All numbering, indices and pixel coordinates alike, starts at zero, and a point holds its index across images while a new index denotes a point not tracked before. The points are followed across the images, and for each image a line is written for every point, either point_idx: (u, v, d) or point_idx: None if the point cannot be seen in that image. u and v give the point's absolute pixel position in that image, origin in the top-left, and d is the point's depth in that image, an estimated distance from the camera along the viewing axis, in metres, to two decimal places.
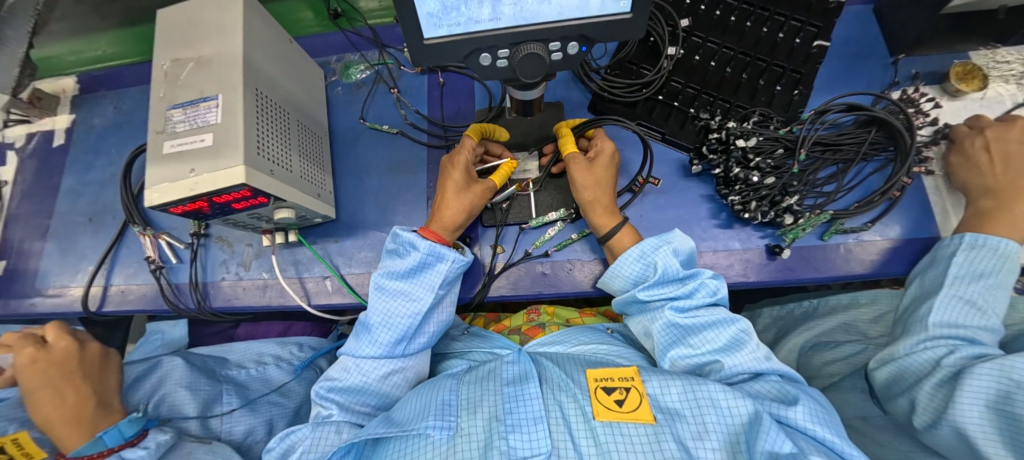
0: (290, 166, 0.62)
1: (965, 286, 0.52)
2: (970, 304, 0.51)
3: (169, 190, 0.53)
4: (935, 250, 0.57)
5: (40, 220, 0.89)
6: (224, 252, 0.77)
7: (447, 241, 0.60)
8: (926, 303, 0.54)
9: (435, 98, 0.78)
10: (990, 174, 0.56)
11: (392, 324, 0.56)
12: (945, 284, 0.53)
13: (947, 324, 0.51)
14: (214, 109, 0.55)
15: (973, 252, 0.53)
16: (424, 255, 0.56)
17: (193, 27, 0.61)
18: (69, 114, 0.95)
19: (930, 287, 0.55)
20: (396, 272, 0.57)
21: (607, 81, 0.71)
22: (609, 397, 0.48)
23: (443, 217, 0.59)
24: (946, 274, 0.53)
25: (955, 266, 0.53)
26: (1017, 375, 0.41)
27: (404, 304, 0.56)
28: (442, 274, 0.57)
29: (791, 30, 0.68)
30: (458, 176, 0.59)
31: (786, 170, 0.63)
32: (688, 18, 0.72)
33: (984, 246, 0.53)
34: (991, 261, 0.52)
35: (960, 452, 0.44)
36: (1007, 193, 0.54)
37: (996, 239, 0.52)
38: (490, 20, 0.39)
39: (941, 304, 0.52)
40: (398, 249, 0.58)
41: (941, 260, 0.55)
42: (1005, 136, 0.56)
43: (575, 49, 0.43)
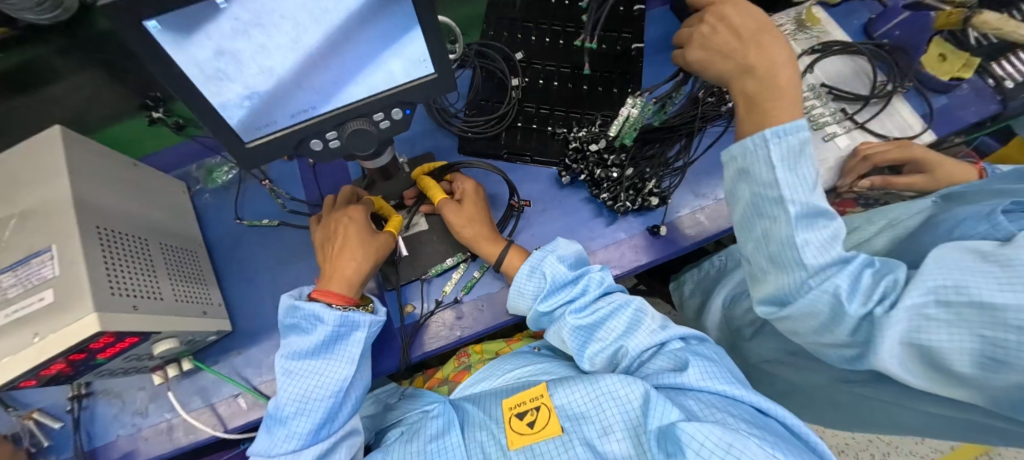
0: (160, 294, 0.58)
1: (797, 191, 0.43)
2: (817, 212, 0.43)
3: (10, 365, 0.48)
4: (738, 164, 0.47)
5: None
6: (113, 406, 0.69)
7: (352, 298, 0.58)
8: (777, 229, 0.44)
9: (310, 180, 0.78)
10: (730, 55, 0.50)
11: (310, 407, 0.53)
12: (787, 204, 0.42)
13: (817, 250, 0.42)
14: (49, 263, 0.51)
15: (779, 148, 0.43)
16: (335, 327, 0.54)
17: (7, 182, 0.56)
18: None
19: (768, 205, 0.44)
20: (305, 350, 0.54)
21: (467, 123, 0.76)
22: (521, 422, 0.49)
23: (343, 277, 0.58)
24: (779, 190, 0.43)
25: (778, 168, 0.43)
26: (979, 309, 0.34)
27: (321, 382, 0.54)
28: (359, 342, 0.55)
29: (610, 41, 0.81)
30: (355, 235, 0.59)
31: (625, 150, 0.71)
32: (522, 51, 0.80)
33: (787, 132, 0.43)
34: (795, 146, 0.43)
35: (921, 372, 0.39)
36: (762, 67, 0.47)
37: (795, 130, 0.43)
38: (305, 109, 0.42)
39: (795, 227, 0.42)
40: (300, 324, 0.56)
41: (758, 180, 0.45)
42: (727, 17, 0.50)
43: (399, 114, 0.46)
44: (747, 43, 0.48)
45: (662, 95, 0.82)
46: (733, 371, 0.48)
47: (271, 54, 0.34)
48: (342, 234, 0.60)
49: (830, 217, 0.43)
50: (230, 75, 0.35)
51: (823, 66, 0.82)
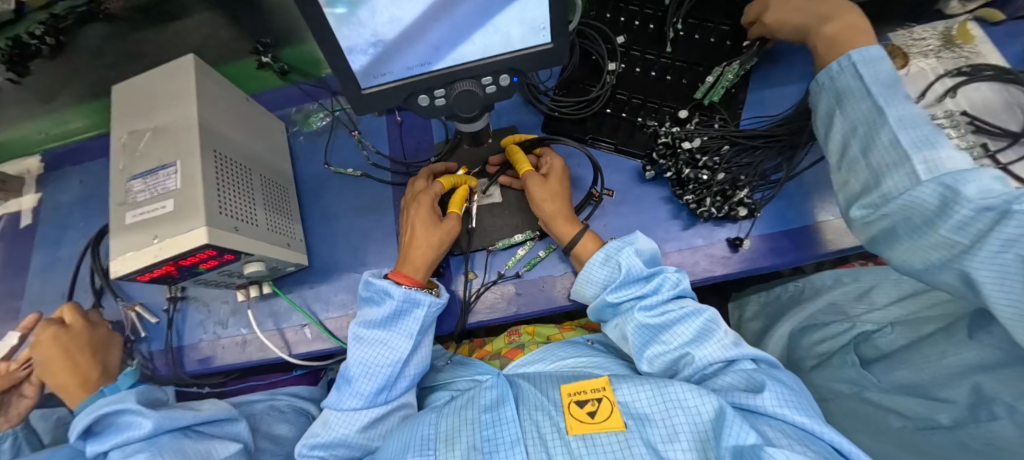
0: (256, 220, 0.64)
1: (889, 96, 0.47)
2: (911, 115, 0.45)
3: (135, 259, 0.54)
4: (832, 91, 0.53)
5: (10, 303, 0.89)
6: (200, 312, 0.77)
7: (420, 280, 0.60)
8: (872, 131, 0.47)
9: (395, 137, 0.81)
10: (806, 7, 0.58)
11: (372, 373, 0.56)
12: (882, 104, 0.47)
13: (917, 137, 0.43)
14: (173, 175, 0.56)
15: (867, 69, 0.49)
16: (401, 302, 0.56)
17: (148, 99, 0.63)
18: (35, 194, 0.96)
19: (861, 113, 0.49)
20: (373, 321, 0.57)
21: (555, 102, 0.74)
22: (582, 410, 0.49)
23: (414, 261, 0.60)
24: (872, 101, 0.48)
25: (871, 86, 0.48)
26: None
27: (383, 353, 0.56)
28: (421, 319, 0.57)
29: (721, 35, 0.74)
30: (421, 228, 0.60)
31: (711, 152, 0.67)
32: (624, 36, 0.76)
33: (874, 58, 0.49)
34: (885, 68, 0.49)
35: None
36: (838, 14, 0.56)
37: (875, 52, 0.50)
38: (421, 64, 0.43)
39: (891, 119, 0.45)
40: (371, 296, 0.58)
41: (848, 97, 0.50)
42: None
43: (507, 81, 0.46)
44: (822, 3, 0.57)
45: (767, 101, 0.76)
46: (813, 406, 0.44)
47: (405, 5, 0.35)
48: (411, 224, 0.62)
49: (928, 121, 0.44)
50: (363, 22, 0.36)
51: (968, 91, 0.71)
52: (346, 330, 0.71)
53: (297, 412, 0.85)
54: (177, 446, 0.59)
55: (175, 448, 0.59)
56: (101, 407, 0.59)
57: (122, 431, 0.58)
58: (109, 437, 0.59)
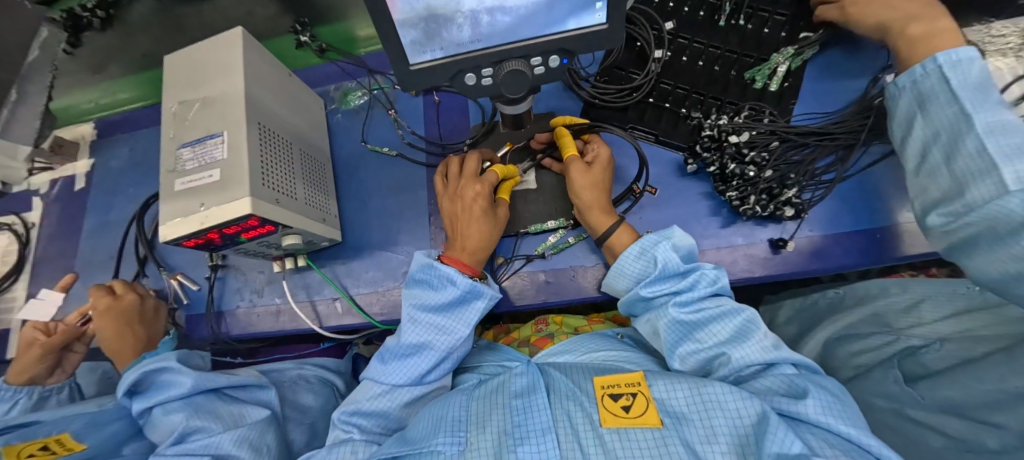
0: (295, 194, 0.65)
1: (980, 99, 0.43)
2: (1006, 121, 0.41)
3: (182, 225, 0.56)
4: (912, 95, 0.49)
5: (65, 261, 0.94)
6: (238, 280, 0.80)
7: (474, 270, 0.61)
8: (957, 141, 0.43)
9: (432, 118, 0.80)
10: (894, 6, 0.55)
11: (426, 354, 0.58)
12: (970, 110, 0.43)
13: (1009, 143, 0.39)
14: (221, 146, 0.58)
15: (955, 73, 0.45)
16: (464, 291, 0.57)
17: (197, 69, 0.64)
18: (88, 159, 1.00)
19: (945, 120, 0.45)
20: (433, 304, 0.58)
21: (596, 89, 0.72)
22: (615, 404, 0.49)
23: (466, 250, 0.61)
24: (958, 107, 0.44)
25: (959, 89, 0.44)
26: None
27: (440, 336, 0.57)
28: (480, 311, 0.58)
29: (776, 25, 0.72)
30: (480, 222, 0.60)
31: (761, 147, 0.63)
32: (672, 22, 0.74)
33: (962, 61, 0.45)
34: (978, 70, 0.44)
35: None
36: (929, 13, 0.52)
37: (967, 51, 0.45)
38: (471, 41, 0.42)
39: (978, 126, 0.42)
40: (432, 280, 0.59)
41: (930, 102, 0.46)
42: None
43: (556, 63, 0.45)
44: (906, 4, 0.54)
45: (821, 98, 0.72)
46: (859, 417, 0.42)
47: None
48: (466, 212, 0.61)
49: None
50: None
51: None
52: (375, 307, 0.72)
53: (323, 383, 0.88)
54: (212, 409, 0.62)
55: (209, 410, 0.62)
56: (146, 364, 0.62)
57: (164, 391, 0.62)
58: (152, 395, 0.63)
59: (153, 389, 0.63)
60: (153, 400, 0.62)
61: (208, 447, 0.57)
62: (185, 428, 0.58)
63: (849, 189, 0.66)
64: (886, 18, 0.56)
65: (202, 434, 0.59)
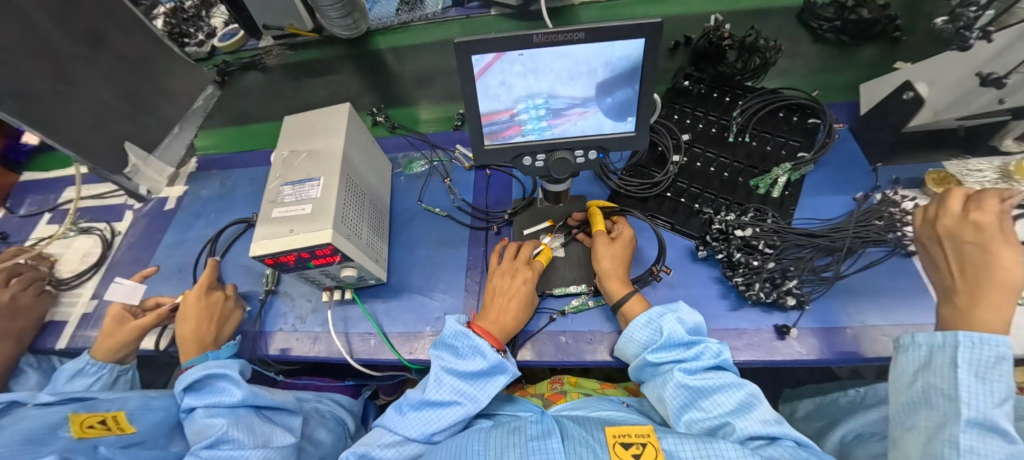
0: (360, 233, 0.77)
1: (977, 397, 0.46)
2: (994, 429, 0.45)
3: (270, 245, 0.67)
4: (916, 356, 0.53)
5: (137, 268, 1.07)
6: (286, 305, 0.89)
7: (500, 342, 0.66)
8: (942, 426, 0.47)
9: (481, 188, 0.95)
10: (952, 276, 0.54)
11: (441, 416, 0.62)
12: (962, 401, 0.47)
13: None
14: (316, 187, 0.72)
15: (967, 357, 0.48)
16: (491, 365, 0.63)
17: (309, 130, 0.81)
18: (182, 186, 1.19)
19: (939, 402, 0.49)
20: (458, 372, 0.63)
21: (623, 181, 0.86)
22: (627, 452, 0.54)
23: (504, 330, 0.67)
24: (958, 396, 0.47)
25: (963, 375, 0.47)
26: None
27: (459, 402, 0.62)
28: (499, 385, 0.64)
29: (776, 145, 0.87)
30: (518, 301, 0.69)
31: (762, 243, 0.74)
32: (689, 134, 0.90)
33: (983, 349, 0.47)
34: (988, 365, 0.47)
35: None
36: (964, 296, 0.52)
37: (993, 339, 0.47)
38: (533, 133, 0.56)
39: (961, 428, 0.45)
40: (461, 348, 0.65)
41: (936, 378, 0.50)
42: (967, 235, 0.54)
43: (594, 155, 0.58)
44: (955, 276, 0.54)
45: (819, 207, 0.83)
46: None
47: (548, 98, 0.52)
48: (501, 291, 0.71)
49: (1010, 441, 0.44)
50: (501, 99, 0.52)
51: None
52: (404, 344, 0.79)
53: (335, 419, 0.90)
54: (251, 424, 0.66)
55: (247, 423, 0.66)
56: (212, 366, 0.70)
57: (215, 394, 0.69)
58: (203, 395, 0.69)
59: (206, 390, 0.70)
60: (203, 400, 0.68)
61: None
62: (223, 435, 0.63)
63: (849, 289, 0.74)
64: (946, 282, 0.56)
65: (234, 445, 0.63)
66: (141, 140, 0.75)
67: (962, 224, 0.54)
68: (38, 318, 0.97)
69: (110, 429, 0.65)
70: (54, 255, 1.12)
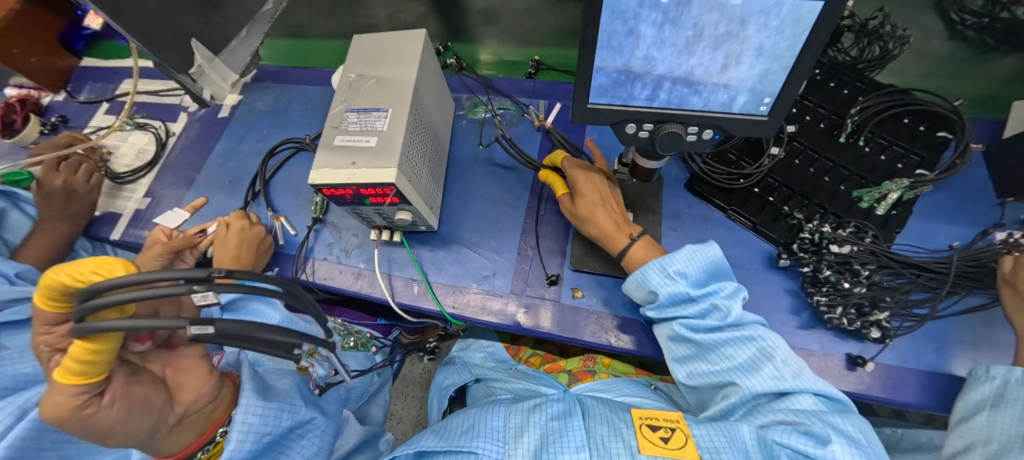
0: (420, 177, 0.72)
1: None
2: None
3: (331, 174, 0.63)
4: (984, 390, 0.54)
5: (188, 172, 1.07)
6: (332, 236, 0.88)
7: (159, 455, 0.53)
8: (1004, 455, 0.49)
9: (547, 148, 0.88)
10: None
11: None
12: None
13: None
14: (383, 119, 0.66)
15: None
16: None
17: (380, 53, 0.74)
18: (237, 95, 1.15)
19: (1004, 435, 0.51)
20: None
21: (708, 166, 0.77)
22: (654, 434, 0.54)
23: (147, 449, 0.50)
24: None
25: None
26: None
27: None
28: None
29: (894, 155, 0.76)
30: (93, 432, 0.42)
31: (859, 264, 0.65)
32: (794, 126, 0.80)
33: None
34: None
35: None
36: None
37: None
38: (647, 98, 0.49)
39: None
40: None
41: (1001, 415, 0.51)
42: None
43: (709, 135, 0.51)
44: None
45: (926, 234, 0.74)
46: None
47: (680, 61, 0.44)
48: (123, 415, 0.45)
49: None
50: (624, 51, 0.44)
51: None
52: (449, 298, 0.77)
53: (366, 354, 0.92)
54: None
55: None
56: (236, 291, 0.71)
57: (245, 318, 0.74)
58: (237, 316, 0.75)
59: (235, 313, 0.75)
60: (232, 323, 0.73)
61: None
62: None
63: (940, 330, 0.67)
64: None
65: None
66: (206, 39, 0.71)
67: None
68: (95, 205, 0.99)
69: None
70: (111, 146, 1.13)
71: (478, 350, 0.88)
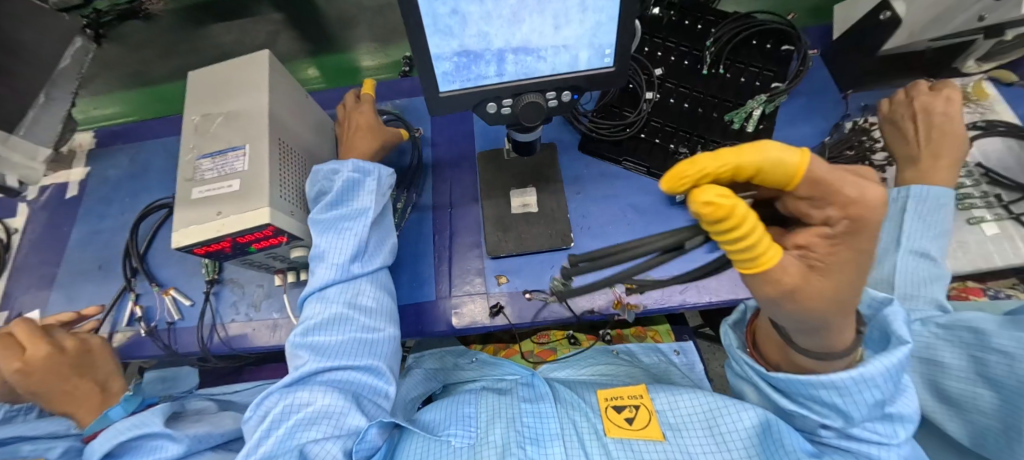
0: (307, 207, 0.67)
1: (991, 366, 0.51)
2: (924, 255, 0.62)
3: (196, 232, 0.57)
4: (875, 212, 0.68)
5: (46, 269, 0.91)
6: (235, 293, 0.80)
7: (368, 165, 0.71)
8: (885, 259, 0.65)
9: (440, 143, 0.86)
10: (914, 144, 0.67)
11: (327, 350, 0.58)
12: (905, 244, 0.63)
13: (914, 280, 0.61)
14: (242, 158, 0.60)
15: (916, 207, 0.63)
16: None
17: (223, 86, 0.67)
18: (83, 167, 1.00)
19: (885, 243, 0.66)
20: None
21: (594, 124, 0.80)
22: (619, 416, 0.55)
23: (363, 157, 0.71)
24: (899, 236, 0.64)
25: (906, 226, 0.64)
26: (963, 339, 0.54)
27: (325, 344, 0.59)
28: None
29: (751, 76, 0.82)
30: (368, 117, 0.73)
31: None
32: (662, 68, 0.84)
33: (928, 198, 0.63)
34: (931, 209, 0.63)
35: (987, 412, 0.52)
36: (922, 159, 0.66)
37: (937, 192, 0.63)
38: (496, 75, 0.48)
39: (900, 261, 0.63)
40: None
41: (947, 367, 0.56)
42: (931, 108, 0.67)
43: (568, 97, 0.51)
44: (921, 145, 0.66)
45: (793, 139, 0.82)
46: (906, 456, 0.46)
47: (512, 32, 0.43)
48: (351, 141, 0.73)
49: (939, 273, 0.61)
50: (455, 32, 0.42)
51: (983, 145, 0.77)
52: None
53: None
54: None
55: None
56: (118, 435, 0.58)
57: (147, 455, 0.59)
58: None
59: (129, 455, 0.59)
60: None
61: None
62: None
63: None
64: (905, 149, 0.69)
65: None
66: None
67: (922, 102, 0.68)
68: None
69: None
70: None
71: (434, 359, 0.81)
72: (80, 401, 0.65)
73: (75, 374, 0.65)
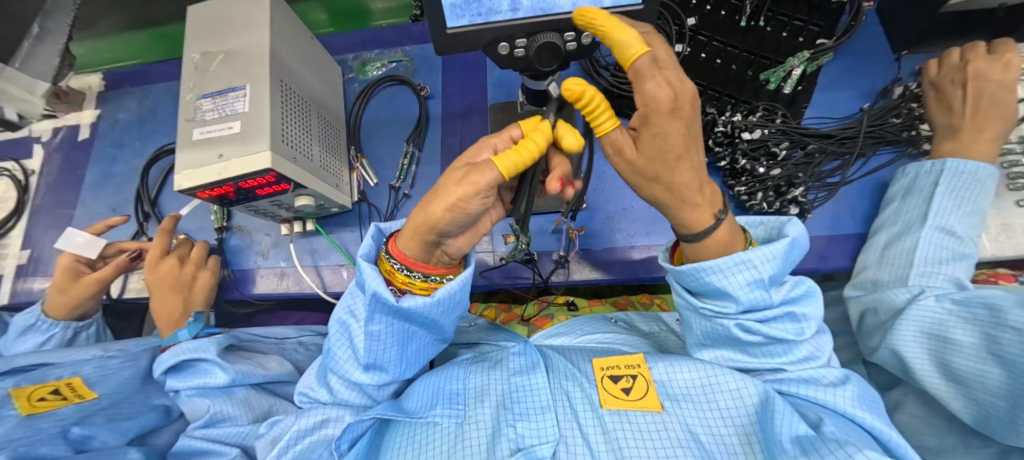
0: (311, 155, 0.65)
1: (1004, 345, 0.43)
2: (951, 233, 0.58)
3: (197, 174, 0.55)
4: (905, 183, 0.63)
5: (65, 210, 0.93)
6: (244, 241, 0.80)
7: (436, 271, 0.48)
8: (902, 235, 0.60)
9: (450, 94, 0.82)
10: (957, 113, 0.60)
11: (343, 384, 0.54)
12: (930, 219, 0.58)
13: (932, 258, 0.56)
14: (242, 99, 0.57)
15: (951, 180, 0.59)
16: None
17: (224, 22, 0.63)
18: (94, 109, 0.99)
19: (906, 217, 0.61)
20: None
21: (616, 78, 0.74)
22: (616, 387, 0.52)
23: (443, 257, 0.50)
24: (925, 210, 0.59)
25: (938, 200, 0.59)
26: (975, 312, 0.46)
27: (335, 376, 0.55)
28: None
29: (795, 29, 0.73)
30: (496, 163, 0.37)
31: (774, 150, 0.65)
32: (695, 18, 0.76)
33: (965, 173, 0.58)
34: (969, 182, 0.58)
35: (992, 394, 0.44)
36: (964, 131, 0.60)
37: (974, 165, 0.58)
38: (509, 10, 0.43)
39: (924, 235, 0.58)
40: None
41: (956, 345, 0.46)
42: (985, 74, 0.59)
43: (588, 39, 0.46)
44: (966, 116, 0.59)
45: (832, 103, 0.75)
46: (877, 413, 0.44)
47: None
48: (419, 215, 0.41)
49: (961, 257, 0.56)
50: None
51: None
52: None
53: None
54: (247, 398, 0.62)
55: (242, 397, 0.62)
56: (183, 351, 0.62)
57: (198, 376, 0.63)
58: (187, 376, 0.64)
59: (189, 371, 0.64)
60: (187, 382, 0.63)
61: (239, 435, 0.58)
62: (214, 414, 0.59)
63: (851, 191, 0.69)
64: (943, 119, 0.62)
65: (230, 422, 0.60)
66: None
67: (977, 67, 0.60)
68: None
69: (67, 399, 0.61)
70: None
71: None
72: (164, 312, 0.71)
73: (171, 290, 0.71)
